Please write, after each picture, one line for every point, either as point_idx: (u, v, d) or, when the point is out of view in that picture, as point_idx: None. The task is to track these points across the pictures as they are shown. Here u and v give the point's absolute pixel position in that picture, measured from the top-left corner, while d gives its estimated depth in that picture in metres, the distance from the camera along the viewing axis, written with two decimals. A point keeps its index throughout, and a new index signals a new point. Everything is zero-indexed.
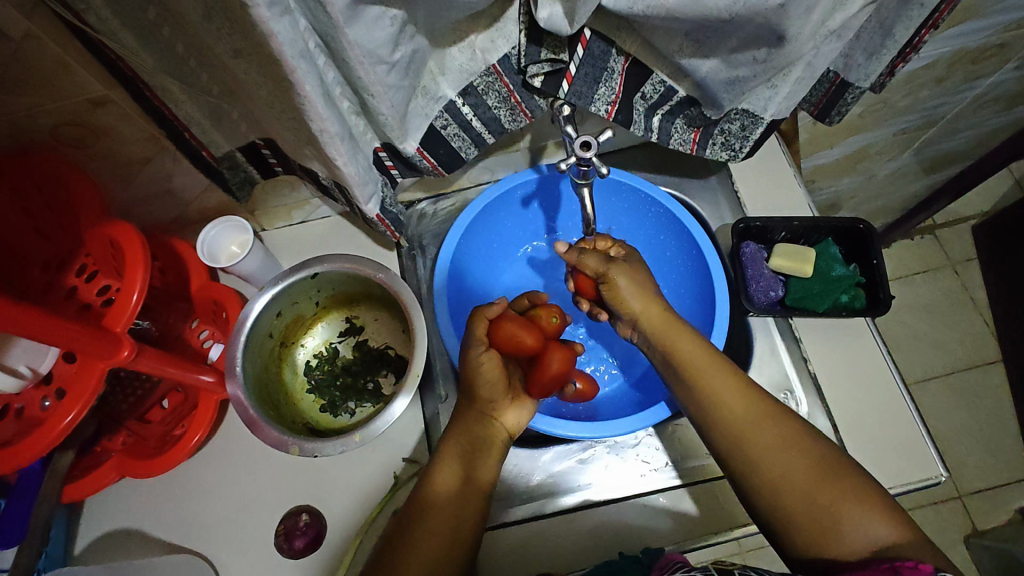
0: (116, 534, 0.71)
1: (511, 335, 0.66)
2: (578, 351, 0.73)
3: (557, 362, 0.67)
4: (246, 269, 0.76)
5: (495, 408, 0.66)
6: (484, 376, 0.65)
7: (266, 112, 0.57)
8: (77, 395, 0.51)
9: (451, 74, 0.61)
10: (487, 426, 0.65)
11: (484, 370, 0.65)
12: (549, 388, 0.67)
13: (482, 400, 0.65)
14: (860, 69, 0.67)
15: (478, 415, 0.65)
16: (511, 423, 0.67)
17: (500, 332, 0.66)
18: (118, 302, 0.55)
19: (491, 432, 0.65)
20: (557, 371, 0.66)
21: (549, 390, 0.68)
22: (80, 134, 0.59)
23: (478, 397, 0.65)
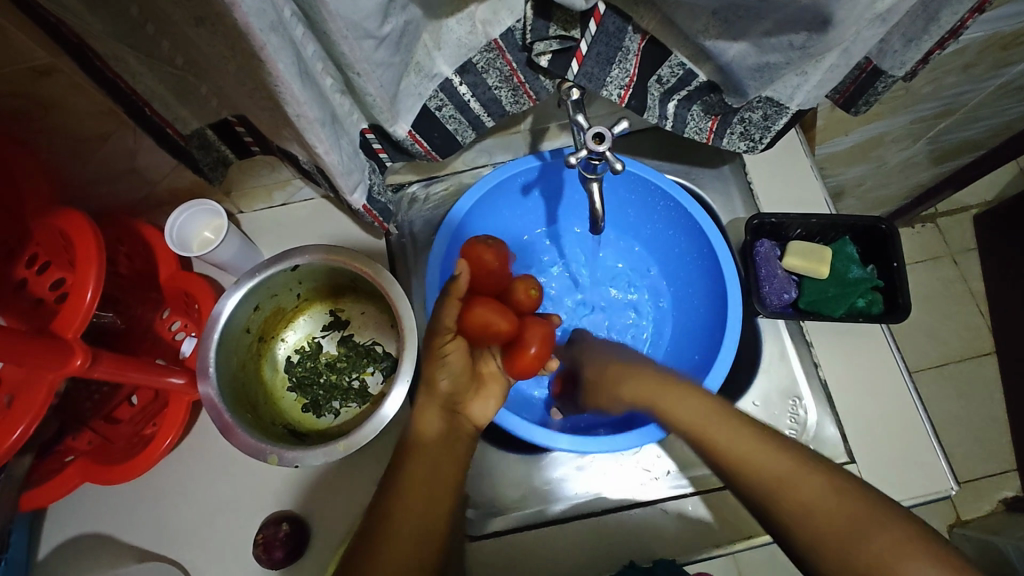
0: (82, 538, 0.67)
1: (484, 322, 0.64)
2: (556, 323, 0.73)
3: (536, 344, 0.67)
4: (220, 258, 0.69)
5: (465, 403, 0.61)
6: (447, 366, 0.59)
7: (238, 88, 0.50)
8: (25, 408, 0.46)
9: (448, 48, 0.54)
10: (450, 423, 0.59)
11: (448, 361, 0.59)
12: (530, 365, 0.67)
13: (446, 396, 0.59)
14: (895, 56, 0.61)
15: (436, 409, 0.59)
16: (478, 416, 0.61)
17: (471, 317, 0.63)
18: (70, 303, 0.49)
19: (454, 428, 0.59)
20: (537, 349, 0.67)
21: (529, 368, 0.68)
22: (25, 106, 0.52)
23: (438, 389, 0.59)
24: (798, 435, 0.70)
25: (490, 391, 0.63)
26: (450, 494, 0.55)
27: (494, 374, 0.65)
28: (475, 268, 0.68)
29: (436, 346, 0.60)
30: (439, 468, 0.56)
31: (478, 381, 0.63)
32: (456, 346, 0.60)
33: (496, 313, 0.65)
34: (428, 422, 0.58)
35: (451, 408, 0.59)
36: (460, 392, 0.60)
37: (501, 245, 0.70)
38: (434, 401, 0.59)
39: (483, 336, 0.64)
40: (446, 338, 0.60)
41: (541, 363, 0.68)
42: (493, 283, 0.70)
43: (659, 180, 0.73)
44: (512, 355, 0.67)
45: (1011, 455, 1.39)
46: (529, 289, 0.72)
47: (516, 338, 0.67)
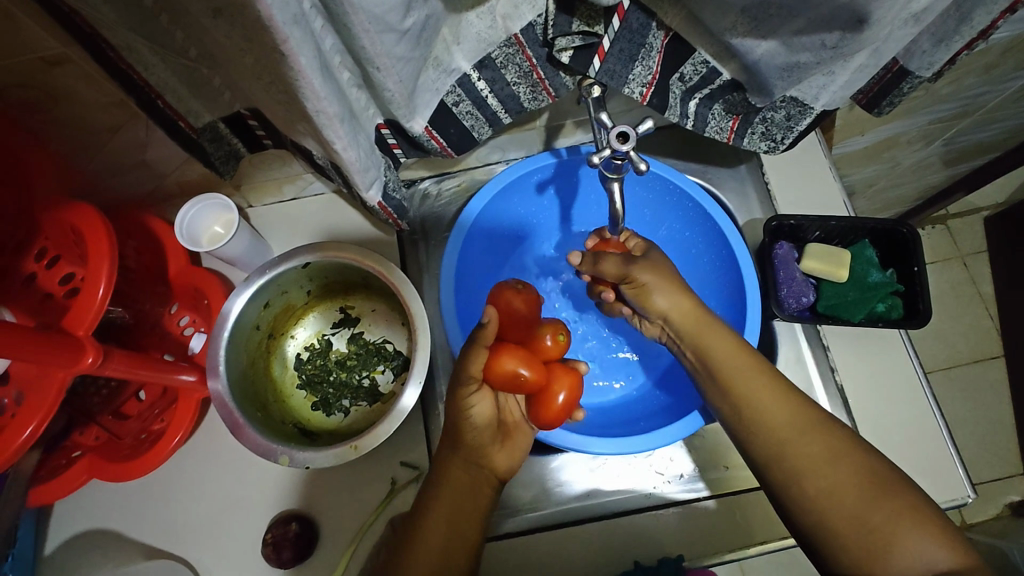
0: (89, 533, 0.66)
1: (511, 373, 0.59)
2: (583, 370, 0.67)
3: (564, 391, 0.62)
4: (231, 253, 0.68)
5: (490, 457, 0.61)
6: (473, 419, 0.60)
7: (253, 81, 0.49)
8: (36, 406, 0.45)
9: (467, 43, 0.52)
10: (475, 477, 0.60)
11: (473, 413, 0.60)
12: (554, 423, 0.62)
13: (470, 447, 0.60)
14: (923, 56, 0.60)
15: (460, 462, 0.59)
16: (502, 467, 0.62)
17: (497, 369, 0.59)
18: (82, 299, 0.48)
19: (478, 480, 0.60)
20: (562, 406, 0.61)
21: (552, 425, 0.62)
22: (35, 97, 0.51)
23: (464, 442, 0.60)
24: None
25: (514, 442, 0.63)
26: (471, 547, 0.57)
27: (518, 424, 0.65)
28: (504, 315, 0.64)
29: (461, 397, 0.59)
30: (461, 516, 0.57)
31: (503, 432, 0.64)
32: (481, 398, 0.61)
33: (525, 363, 0.60)
34: (456, 478, 0.59)
35: (476, 462, 0.60)
36: (485, 446, 0.61)
37: (529, 287, 0.67)
38: (459, 455, 0.59)
39: (509, 387, 0.60)
40: (473, 392, 0.59)
41: (569, 411, 0.63)
42: (521, 330, 0.65)
43: (678, 179, 0.72)
44: (540, 405, 0.61)
45: (1018, 459, 1.38)
46: (556, 334, 0.66)
47: (544, 386, 0.62)
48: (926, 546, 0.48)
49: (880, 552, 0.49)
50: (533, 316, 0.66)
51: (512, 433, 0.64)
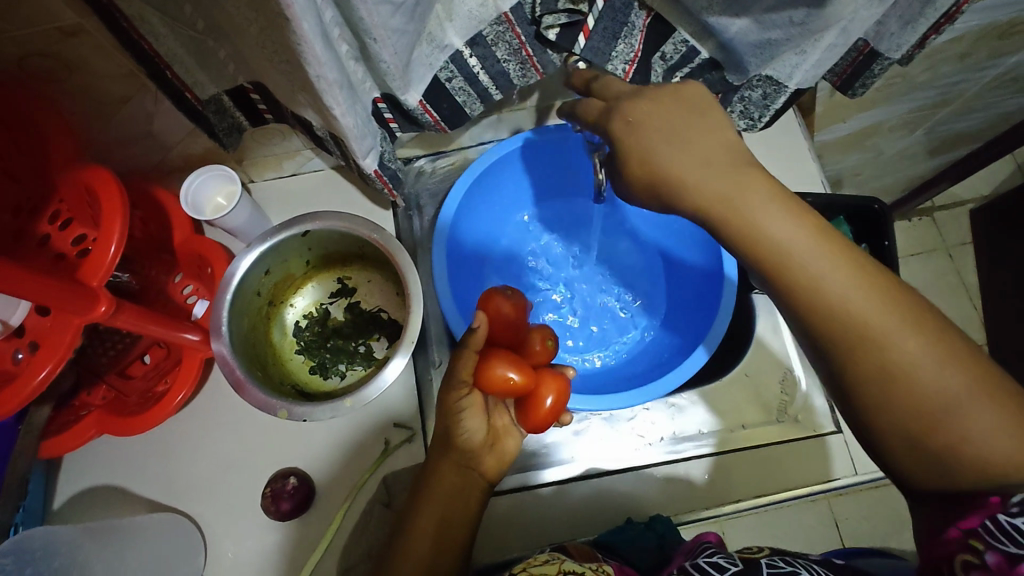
0: (95, 489, 0.69)
1: (503, 376, 0.62)
2: (571, 374, 0.69)
3: (552, 395, 0.64)
4: (233, 223, 0.71)
5: (481, 462, 0.62)
6: (462, 427, 0.61)
7: (258, 52, 0.52)
8: (52, 350, 0.48)
9: (460, 20, 0.55)
10: (466, 479, 0.62)
11: (464, 417, 0.61)
12: (544, 424, 0.64)
13: (459, 450, 0.62)
14: (892, 38, 0.63)
15: (451, 465, 0.62)
16: (491, 470, 0.63)
17: (490, 373, 0.62)
18: (95, 254, 0.51)
19: (469, 481, 0.62)
20: (550, 408, 0.64)
21: (543, 427, 0.65)
22: (50, 66, 0.54)
23: (455, 446, 0.62)
24: (787, 404, 0.75)
25: (505, 446, 0.64)
26: (458, 551, 0.59)
27: (508, 428, 0.66)
28: (494, 320, 0.67)
29: (452, 401, 0.61)
30: (455, 510, 0.60)
31: (494, 437, 0.64)
32: (472, 400, 0.62)
33: (516, 364, 0.63)
34: (448, 480, 0.61)
35: (465, 466, 0.62)
36: (475, 450, 0.62)
37: (518, 294, 0.71)
38: (449, 457, 0.62)
39: (498, 391, 0.63)
40: (462, 395, 0.61)
41: (558, 414, 0.65)
42: (511, 335, 0.68)
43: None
44: (528, 408, 0.64)
45: None
46: (544, 340, 0.70)
47: (532, 388, 0.64)
48: (989, 419, 0.40)
49: (922, 430, 0.42)
50: (521, 323, 0.69)
51: (503, 437, 0.65)
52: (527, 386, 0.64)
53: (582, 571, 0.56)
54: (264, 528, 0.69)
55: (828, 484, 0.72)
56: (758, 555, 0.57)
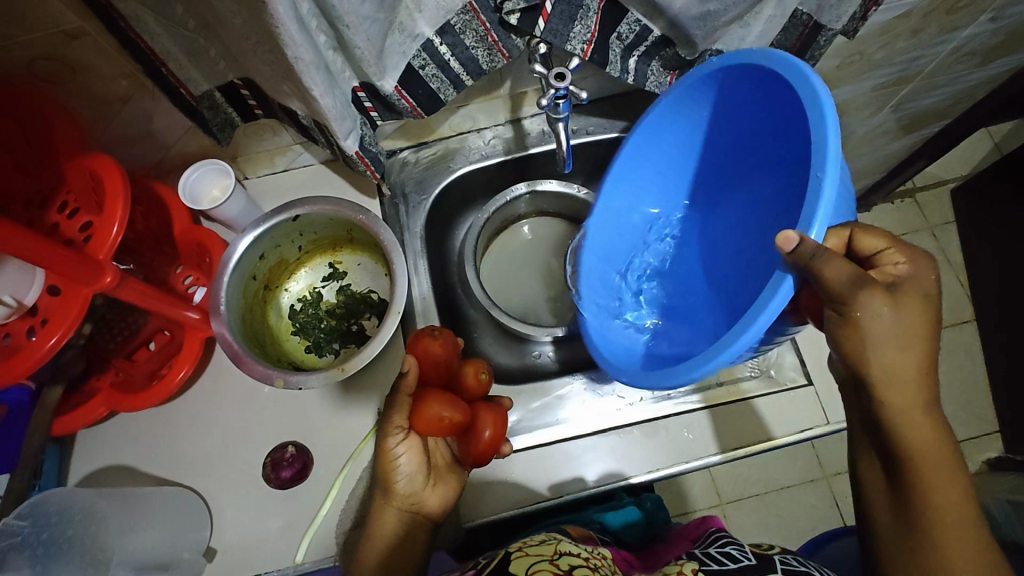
0: (104, 469, 0.73)
1: (435, 418, 0.62)
2: (507, 406, 0.72)
3: (489, 428, 0.64)
4: (229, 213, 0.76)
5: (421, 503, 0.65)
6: (398, 469, 0.64)
7: (243, 43, 0.57)
8: (60, 322, 0.54)
9: (428, 11, 0.60)
10: (409, 521, 0.65)
11: (400, 462, 0.64)
12: (483, 458, 0.65)
13: (400, 493, 0.65)
14: (832, 11, 0.68)
15: (393, 510, 0.64)
16: (434, 508, 0.66)
17: (423, 418, 0.62)
18: (99, 234, 0.57)
19: (411, 523, 0.65)
20: (489, 440, 0.64)
21: (483, 461, 0.66)
22: (57, 69, 0.60)
23: (396, 490, 0.64)
24: (760, 359, 0.79)
25: (447, 483, 0.67)
26: (417, 558, 0.64)
27: (450, 465, 0.69)
28: (424, 362, 0.65)
29: (388, 447, 0.64)
30: (408, 538, 0.64)
31: (433, 474, 0.67)
32: (408, 445, 0.64)
33: (450, 406, 0.62)
34: (391, 521, 0.64)
35: (409, 508, 0.65)
36: (415, 491, 0.65)
37: (449, 331, 0.68)
38: (391, 504, 0.64)
39: (435, 431, 0.62)
40: (399, 441, 0.64)
41: (498, 446, 0.66)
42: (442, 374, 0.66)
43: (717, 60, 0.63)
44: (467, 442, 0.65)
45: None
46: (478, 372, 0.68)
47: (468, 424, 0.64)
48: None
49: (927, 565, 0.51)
50: (455, 359, 0.67)
51: (445, 475, 0.68)
52: (464, 422, 0.63)
53: (577, 553, 0.58)
54: (263, 496, 0.72)
55: (797, 435, 0.75)
56: (770, 553, 0.64)
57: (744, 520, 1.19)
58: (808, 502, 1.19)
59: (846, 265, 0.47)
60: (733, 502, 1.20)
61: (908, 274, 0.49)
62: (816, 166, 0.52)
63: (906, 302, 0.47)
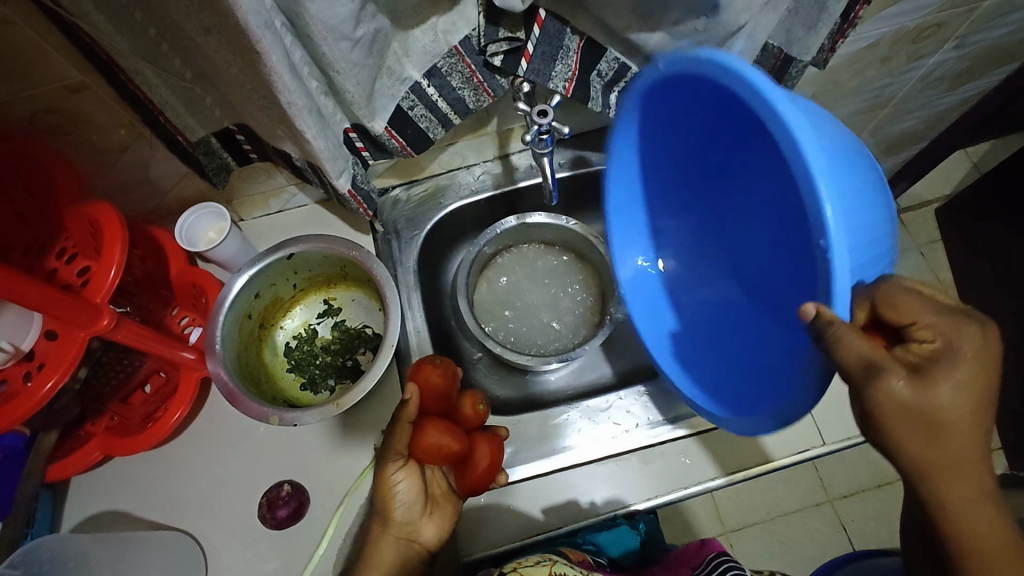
0: (98, 515, 0.72)
1: (433, 444, 0.63)
2: (504, 434, 0.71)
3: (485, 459, 0.66)
4: (224, 254, 0.78)
5: (420, 534, 0.65)
6: (398, 498, 0.64)
7: (237, 90, 0.59)
8: (56, 366, 0.55)
9: (415, 55, 0.64)
10: (406, 554, 0.63)
11: (400, 490, 0.64)
12: (480, 486, 0.66)
13: (397, 524, 0.64)
14: (801, 42, 0.71)
15: (390, 539, 0.63)
16: (431, 540, 0.65)
17: (422, 444, 0.63)
18: (97, 277, 0.58)
19: (407, 562, 0.63)
20: (486, 468, 0.66)
21: (480, 489, 0.67)
22: (59, 121, 0.62)
23: (393, 519, 0.64)
24: None
25: (444, 515, 0.66)
26: None
27: (447, 494, 0.68)
28: (424, 390, 0.66)
29: (387, 474, 0.64)
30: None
31: (430, 504, 0.66)
32: (407, 473, 0.65)
33: (447, 433, 0.64)
34: (385, 555, 0.63)
35: (406, 538, 0.64)
36: (413, 521, 0.64)
37: (449, 360, 0.70)
38: (388, 531, 0.64)
39: (435, 456, 0.64)
40: (398, 468, 0.64)
41: (493, 475, 0.67)
42: (442, 403, 0.68)
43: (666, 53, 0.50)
44: (464, 471, 0.66)
45: None
46: (474, 403, 0.70)
47: (466, 452, 0.66)
48: None
49: None
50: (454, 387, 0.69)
51: (443, 506, 0.67)
52: (463, 449, 0.65)
53: None
54: (258, 537, 0.71)
55: (798, 452, 0.75)
56: None
57: (750, 549, 1.17)
58: (812, 527, 1.18)
59: (856, 346, 0.40)
60: (739, 530, 1.18)
61: (948, 349, 0.40)
62: (817, 230, 0.40)
63: (939, 389, 0.39)
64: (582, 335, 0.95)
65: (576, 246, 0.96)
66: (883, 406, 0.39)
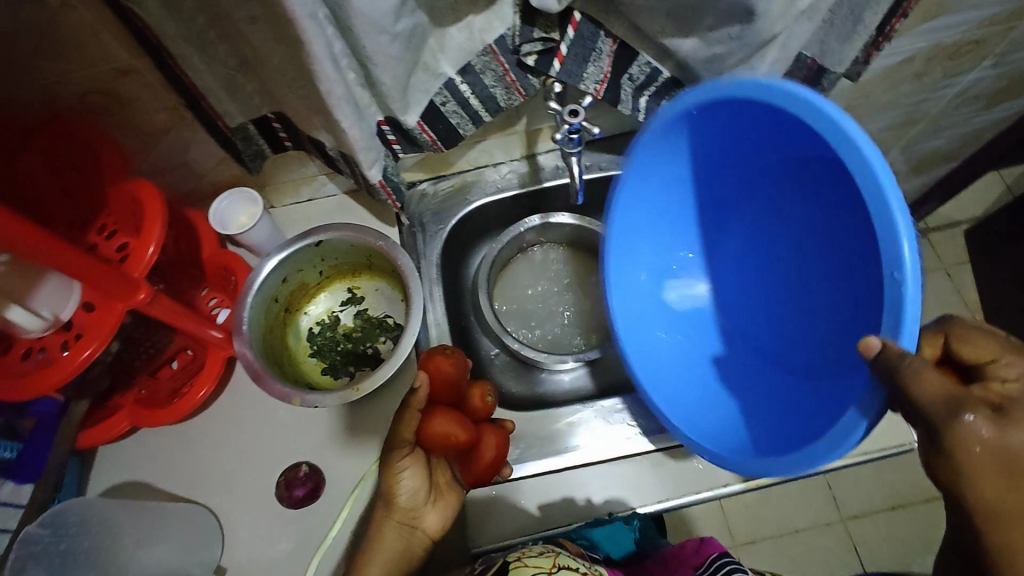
0: (121, 485, 0.74)
1: (441, 434, 0.63)
2: (510, 427, 0.73)
3: (491, 449, 0.67)
4: (254, 238, 0.80)
5: (422, 521, 0.65)
6: (403, 486, 0.64)
7: (278, 79, 0.61)
8: (94, 335, 0.57)
9: (450, 52, 0.65)
10: (408, 540, 0.64)
11: (404, 479, 0.64)
12: (484, 475, 0.68)
13: (401, 509, 0.64)
14: (835, 54, 0.70)
15: (393, 524, 0.64)
16: (433, 528, 0.65)
17: (430, 432, 0.63)
18: (136, 253, 0.61)
19: (412, 546, 0.64)
20: (491, 458, 0.67)
21: (484, 478, 0.68)
22: (108, 102, 0.65)
23: (397, 505, 0.64)
24: None
25: (447, 503, 0.66)
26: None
27: (450, 483, 0.68)
28: (433, 379, 0.66)
29: (393, 463, 0.63)
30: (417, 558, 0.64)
31: (435, 492, 0.66)
32: (412, 461, 0.64)
33: (455, 423, 0.64)
34: (389, 540, 0.63)
35: (408, 524, 0.64)
36: (415, 507, 0.64)
37: (461, 350, 0.69)
38: (392, 517, 0.64)
39: (442, 446, 0.64)
40: (405, 458, 0.63)
41: (497, 466, 0.68)
42: (451, 392, 0.68)
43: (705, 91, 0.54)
44: (469, 461, 0.67)
45: None
46: (483, 394, 0.70)
47: (472, 443, 0.66)
48: None
49: None
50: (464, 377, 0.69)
51: (447, 494, 0.67)
52: (470, 440, 0.65)
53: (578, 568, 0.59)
54: (273, 516, 0.73)
55: (814, 466, 0.74)
56: None
57: (759, 563, 1.16)
58: (823, 545, 1.16)
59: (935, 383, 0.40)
60: (748, 544, 1.17)
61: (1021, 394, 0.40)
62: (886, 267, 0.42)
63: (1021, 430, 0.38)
64: (600, 336, 0.95)
65: (598, 249, 0.96)
66: (968, 445, 0.39)
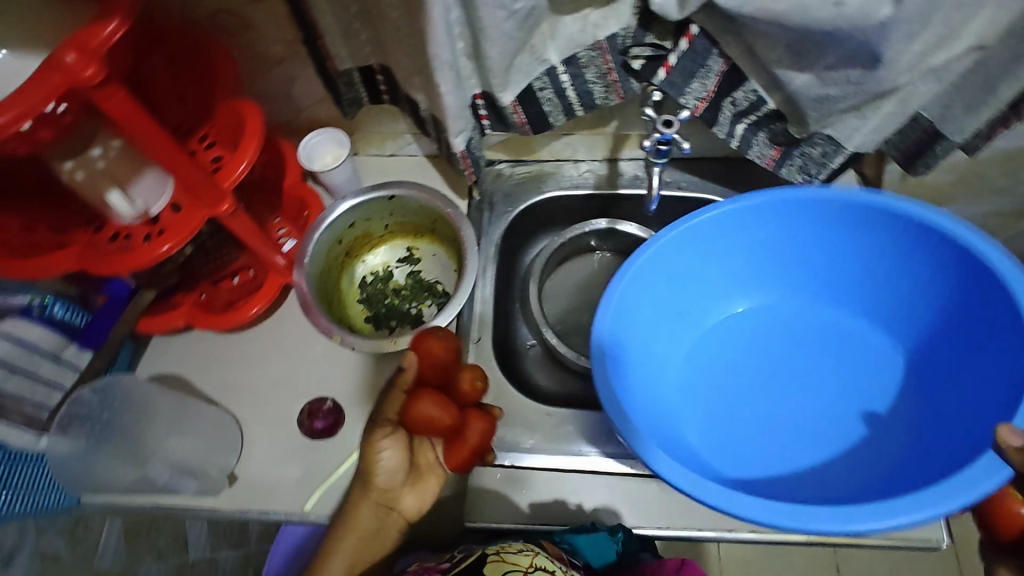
0: (165, 376, 0.80)
1: (423, 416, 0.63)
2: (497, 416, 0.70)
3: (475, 436, 0.65)
4: (335, 178, 0.84)
5: (398, 503, 0.68)
6: (380, 465, 0.66)
7: (392, 33, 0.64)
8: (178, 231, 0.61)
9: (560, 40, 0.65)
10: (382, 518, 0.68)
11: (382, 459, 0.66)
12: (466, 462, 0.66)
13: (378, 489, 0.67)
14: (956, 121, 0.66)
15: (368, 504, 0.67)
16: (409, 509, 0.68)
17: (413, 414, 0.63)
18: (229, 167, 0.65)
19: (387, 520, 0.68)
20: (476, 444, 0.65)
21: (466, 466, 0.66)
22: (235, 24, 0.69)
23: (374, 484, 0.67)
24: None
25: (426, 488, 0.68)
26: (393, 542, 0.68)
27: (432, 466, 0.68)
28: (421, 360, 0.65)
29: (373, 441, 0.66)
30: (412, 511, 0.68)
31: (415, 475, 0.68)
32: (393, 441, 0.66)
33: (438, 406, 0.63)
34: (363, 519, 0.67)
35: (384, 504, 0.68)
36: (392, 489, 0.67)
37: (453, 334, 0.67)
38: (369, 496, 0.67)
39: (422, 429, 0.64)
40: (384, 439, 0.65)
41: (479, 454, 0.66)
42: (439, 376, 0.66)
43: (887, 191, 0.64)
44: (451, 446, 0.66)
45: None
46: (473, 379, 0.66)
47: (455, 428, 0.65)
48: None
49: None
50: (454, 362, 0.67)
51: (426, 479, 0.68)
52: (452, 425, 0.64)
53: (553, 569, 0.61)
54: (289, 440, 0.77)
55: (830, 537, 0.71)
56: None
57: None
58: None
59: None
60: None
61: None
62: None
63: None
64: None
65: None
66: None
